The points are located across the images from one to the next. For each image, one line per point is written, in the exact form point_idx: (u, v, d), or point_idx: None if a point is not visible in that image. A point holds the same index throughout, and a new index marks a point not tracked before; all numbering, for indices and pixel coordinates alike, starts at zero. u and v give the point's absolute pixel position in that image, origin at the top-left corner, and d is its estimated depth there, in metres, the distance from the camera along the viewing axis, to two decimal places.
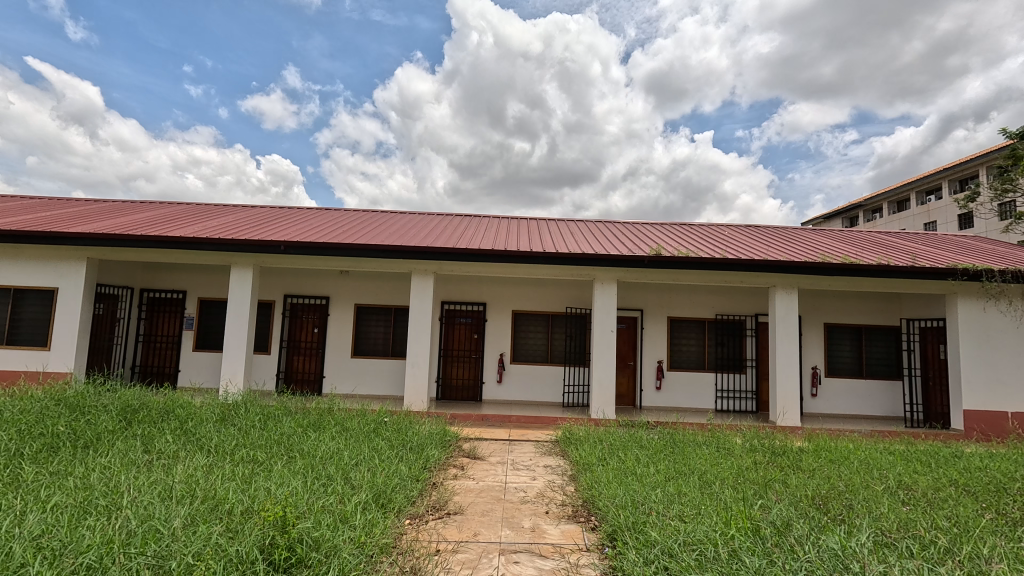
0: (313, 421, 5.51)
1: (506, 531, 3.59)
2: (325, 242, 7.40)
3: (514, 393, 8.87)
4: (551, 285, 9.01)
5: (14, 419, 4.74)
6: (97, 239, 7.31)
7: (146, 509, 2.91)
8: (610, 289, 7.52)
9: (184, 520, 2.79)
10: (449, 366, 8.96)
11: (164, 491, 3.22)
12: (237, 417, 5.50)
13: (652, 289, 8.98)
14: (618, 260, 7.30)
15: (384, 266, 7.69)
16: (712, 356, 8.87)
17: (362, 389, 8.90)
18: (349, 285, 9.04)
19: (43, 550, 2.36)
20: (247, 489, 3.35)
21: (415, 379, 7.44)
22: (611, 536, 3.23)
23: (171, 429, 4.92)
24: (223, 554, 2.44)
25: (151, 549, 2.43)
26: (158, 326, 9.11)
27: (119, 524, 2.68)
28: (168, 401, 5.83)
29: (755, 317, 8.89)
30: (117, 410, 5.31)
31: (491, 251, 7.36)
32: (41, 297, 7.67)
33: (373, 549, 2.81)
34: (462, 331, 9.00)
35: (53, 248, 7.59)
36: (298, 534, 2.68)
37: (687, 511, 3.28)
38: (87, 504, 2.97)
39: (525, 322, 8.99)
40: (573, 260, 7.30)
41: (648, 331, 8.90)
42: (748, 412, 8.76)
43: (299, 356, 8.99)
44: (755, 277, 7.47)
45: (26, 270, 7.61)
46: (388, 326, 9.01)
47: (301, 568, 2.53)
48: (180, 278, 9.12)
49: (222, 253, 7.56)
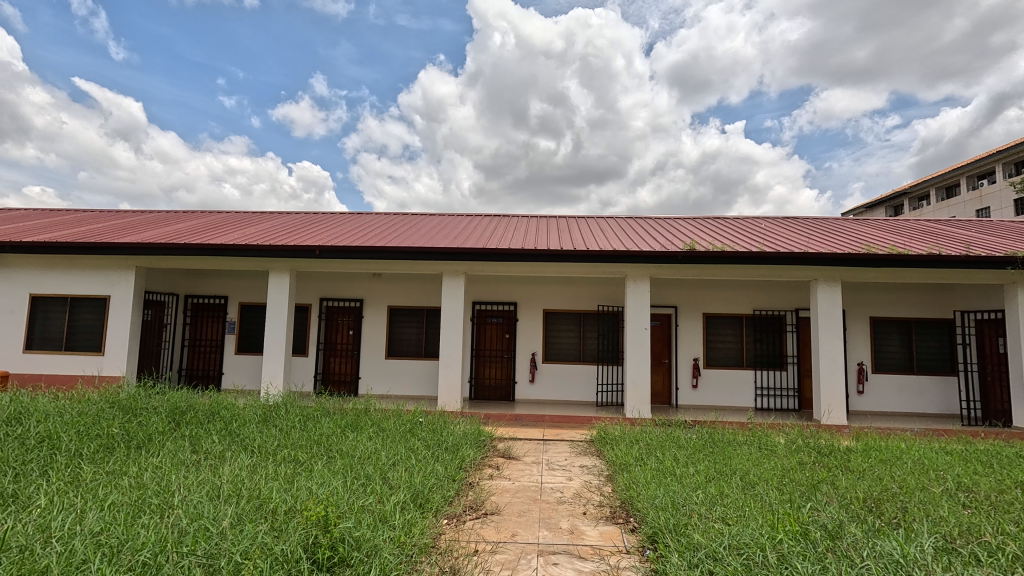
0: (351, 421, 5.62)
1: (544, 532, 3.56)
2: (356, 246, 7.52)
3: (546, 392, 8.83)
4: (582, 283, 8.93)
5: (73, 421, 4.99)
6: (144, 247, 7.62)
7: (195, 508, 3.01)
8: (642, 286, 7.39)
9: (232, 519, 2.87)
10: (481, 366, 9.00)
11: (212, 490, 3.33)
12: (278, 417, 5.67)
13: (686, 285, 8.79)
14: (650, 257, 7.17)
15: (415, 267, 7.76)
16: (750, 353, 8.62)
17: (396, 390, 9.02)
18: (381, 287, 9.18)
19: (103, 547, 2.46)
20: (290, 488, 3.44)
21: (449, 379, 7.48)
22: (652, 538, 3.17)
23: (217, 429, 5.10)
24: (270, 553, 2.50)
25: (202, 548, 2.49)
26: (202, 331, 9.47)
27: (171, 523, 2.77)
28: (214, 402, 6.07)
29: (795, 312, 8.60)
30: (167, 412, 5.54)
31: (521, 251, 7.32)
32: (95, 305, 8.05)
33: (413, 549, 2.83)
34: (494, 331, 9.02)
35: (103, 258, 7.96)
36: (340, 534, 2.73)
37: (731, 514, 3.18)
38: (140, 503, 3.09)
39: (557, 321, 8.94)
40: (604, 257, 7.20)
41: (683, 327, 8.71)
42: (789, 410, 8.48)
43: (335, 357, 9.17)
44: (795, 271, 7.20)
45: (80, 279, 8.01)
46: (420, 327, 9.10)
47: (343, 566, 2.56)
48: (221, 284, 9.44)
49: (260, 258, 7.77)
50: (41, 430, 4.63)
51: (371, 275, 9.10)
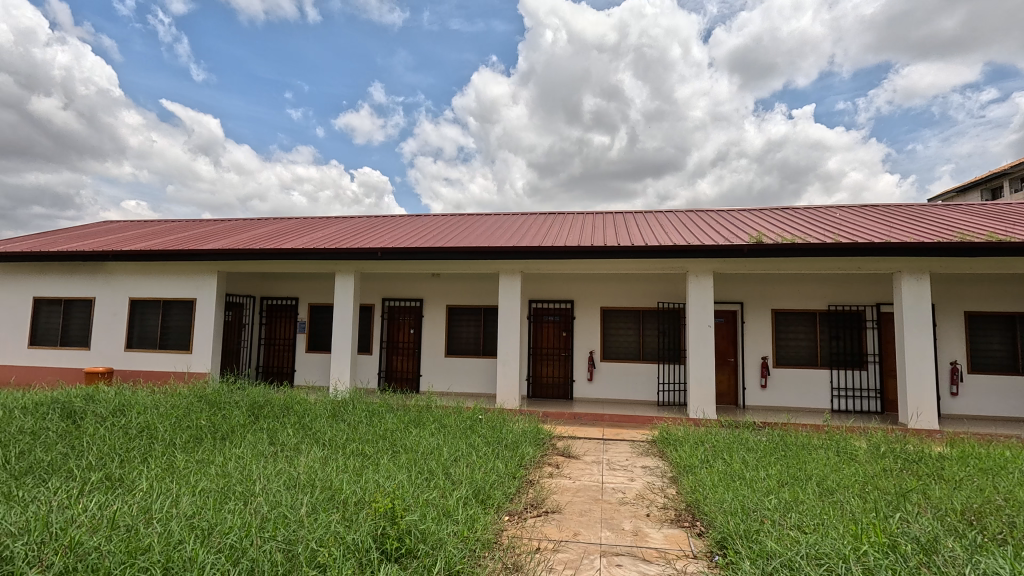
0: (414, 417, 5.79)
1: (607, 532, 3.51)
2: (416, 247, 7.74)
3: (605, 391, 8.70)
4: (641, 280, 8.72)
5: (167, 413, 5.47)
6: (224, 253, 8.22)
7: (275, 496, 3.22)
8: (704, 282, 7.11)
9: (308, 508, 3.04)
10: (539, 365, 9.00)
11: (289, 480, 3.54)
12: (346, 412, 5.94)
13: (752, 280, 8.38)
14: (713, 251, 6.89)
15: (472, 267, 7.87)
16: (825, 351, 8.09)
17: (456, 387, 9.20)
18: (440, 287, 9.39)
19: (196, 529, 2.67)
20: (359, 481, 3.59)
21: (507, 377, 7.54)
22: (721, 544, 3.05)
23: (291, 423, 5.42)
24: (342, 541, 2.62)
25: (281, 534, 2.65)
26: (276, 330, 10.08)
27: (254, 509, 2.97)
28: (288, 398, 6.45)
29: (876, 307, 7.99)
30: (247, 406, 5.95)
31: (578, 248, 7.25)
32: (184, 307, 8.78)
33: (476, 544, 2.88)
34: (551, 329, 9.00)
35: (190, 264, 8.66)
36: (406, 526, 2.82)
37: (808, 522, 3.00)
38: (226, 489, 3.34)
39: (615, 319, 8.78)
40: (664, 252, 6.99)
41: (750, 324, 8.31)
42: (871, 413, 7.89)
43: (397, 355, 9.48)
44: (875, 262, 6.68)
45: (171, 283, 8.76)
46: (478, 326, 9.23)
47: (410, 557, 2.65)
48: (292, 286, 10.01)
49: (327, 261, 8.16)
50: (141, 421, 5.10)
51: (430, 275, 9.34)
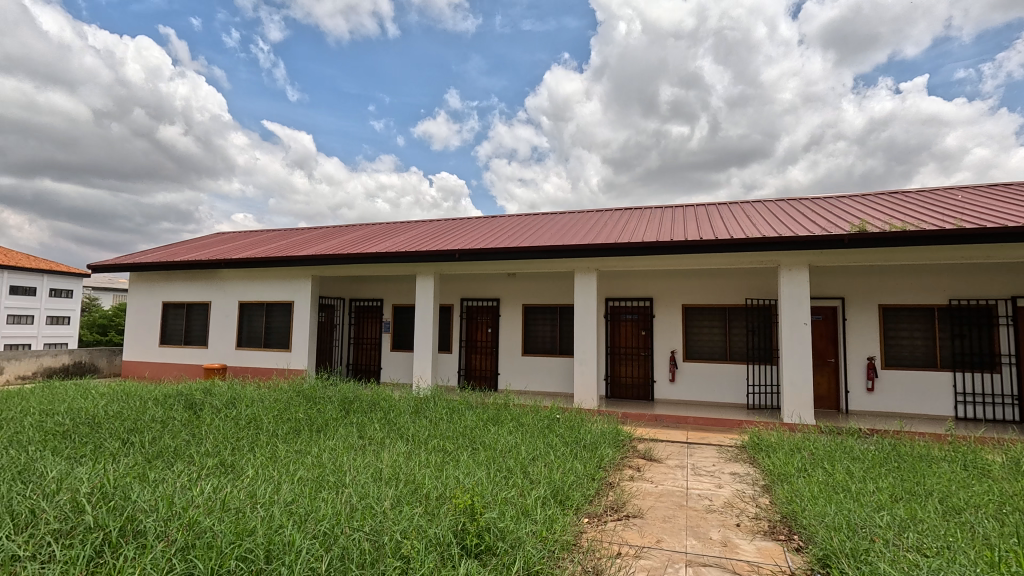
0: (492, 415, 5.87)
1: (693, 541, 3.34)
2: (491, 247, 7.86)
3: (689, 392, 8.32)
4: (726, 276, 8.25)
5: (271, 406, 5.98)
6: (317, 259, 8.84)
7: (363, 487, 3.40)
8: (798, 276, 6.58)
9: (393, 500, 3.18)
10: (617, 364, 8.79)
11: (376, 472, 3.73)
12: (428, 409, 6.16)
13: (855, 272, 7.62)
14: (807, 242, 6.35)
15: (547, 266, 7.86)
16: (946, 351, 7.18)
17: (534, 386, 9.23)
18: (516, 286, 9.47)
19: (294, 514, 2.88)
20: (440, 476, 3.70)
21: (585, 377, 7.44)
22: (822, 561, 2.79)
23: (378, 418, 5.72)
24: (424, 535, 2.70)
25: (369, 524, 2.79)
26: (364, 330, 10.69)
27: (344, 499, 3.16)
28: (375, 394, 6.81)
29: (1011, 300, 6.97)
30: (339, 401, 6.35)
31: (656, 243, 6.99)
32: (283, 309, 9.56)
33: (555, 545, 2.86)
34: (629, 328, 8.76)
35: (288, 269, 9.42)
36: (485, 523, 2.86)
37: (930, 544, 2.65)
38: (320, 479, 3.59)
39: (698, 317, 8.37)
40: (751, 245, 6.56)
41: (853, 322, 7.57)
42: (1007, 422, 6.88)
43: (476, 354, 9.69)
44: (1009, 249, 5.81)
45: (272, 288, 9.59)
46: (554, 325, 9.20)
47: (490, 554, 2.68)
48: (377, 288, 10.57)
49: (408, 263, 8.52)
50: (249, 413, 5.62)
51: (506, 275, 9.45)
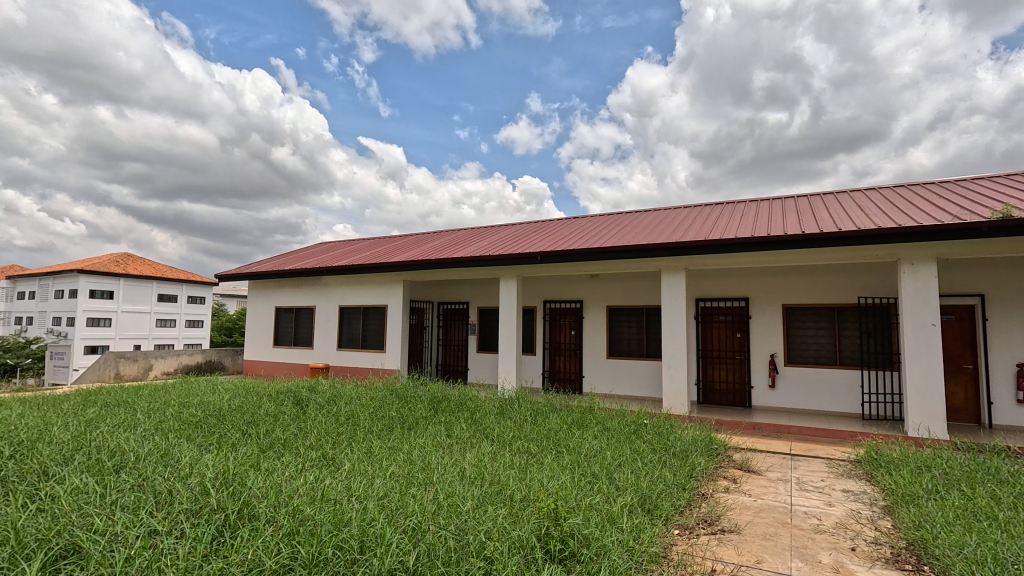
0: (576, 418, 5.80)
1: (798, 563, 3.05)
2: (573, 249, 7.79)
3: (792, 400, 7.66)
4: (834, 272, 7.50)
5: (367, 404, 6.37)
6: (407, 264, 9.30)
7: (450, 485, 3.50)
8: (923, 271, 5.81)
9: (477, 500, 3.24)
10: (710, 368, 8.32)
11: (462, 471, 3.83)
12: (512, 410, 6.22)
13: (997, 265, 6.59)
14: (934, 232, 5.59)
15: (632, 265, 7.63)
16: None
17: (620, 389, 9.00)
18: (599, 288, 9.31)
19: (386, 508, 3.03)
20: (524, 478, 3.72)
21: (674, 381, 7.12)
22: None
23: (464, 418, 5.88)
24: (508, 537, 2.72)
25: (454, 522, 2.86)
26: (451, 332, 11.06)
27: (432, 496, 3.27)
28: (462, 394, 7.01)
29: None
30: (428, 400, 6.62)
31: (751, 239, 6.52)
32: (378, 312, 10.16)
33: (643, 556, 2.75)
34: (722, 330, 8.24)
35: (382, 275, 10.00)
36: (569, 528, 2.81)
37: None
38: (410, 475, 3.75)
39: (801, 317, 7.69)
40: (863, 237, 5.90)
41: (995, 322, 6.55)
42: None
43: (560, 356, 9.64)
44: None
45: (368, 292, 10.23)
46: (640, 326, 8.90)
47: (574, 561, 2.63)
48: (463, 292, 10.88)
49: (492, 267, 8.68)
50: (348, 410, 6.04)
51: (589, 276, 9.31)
